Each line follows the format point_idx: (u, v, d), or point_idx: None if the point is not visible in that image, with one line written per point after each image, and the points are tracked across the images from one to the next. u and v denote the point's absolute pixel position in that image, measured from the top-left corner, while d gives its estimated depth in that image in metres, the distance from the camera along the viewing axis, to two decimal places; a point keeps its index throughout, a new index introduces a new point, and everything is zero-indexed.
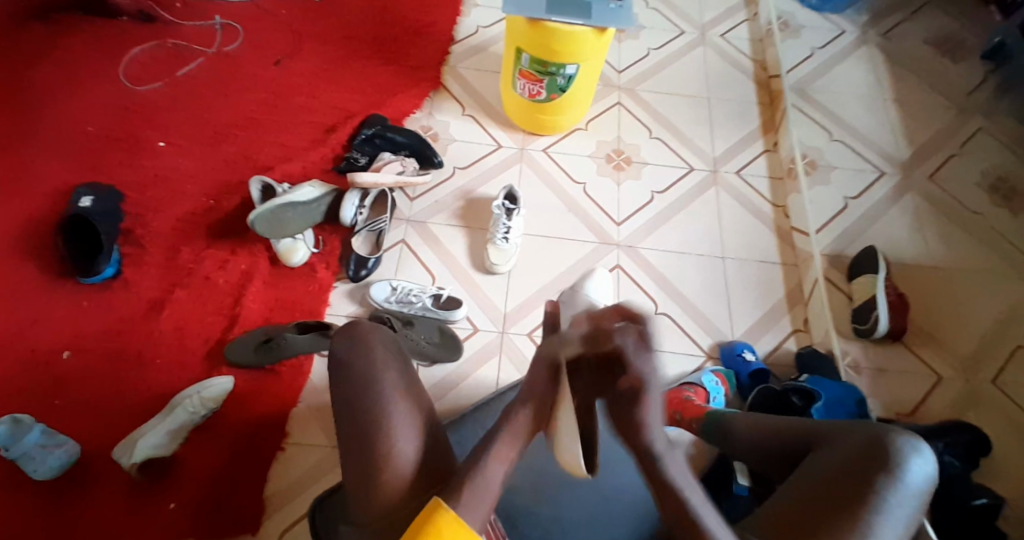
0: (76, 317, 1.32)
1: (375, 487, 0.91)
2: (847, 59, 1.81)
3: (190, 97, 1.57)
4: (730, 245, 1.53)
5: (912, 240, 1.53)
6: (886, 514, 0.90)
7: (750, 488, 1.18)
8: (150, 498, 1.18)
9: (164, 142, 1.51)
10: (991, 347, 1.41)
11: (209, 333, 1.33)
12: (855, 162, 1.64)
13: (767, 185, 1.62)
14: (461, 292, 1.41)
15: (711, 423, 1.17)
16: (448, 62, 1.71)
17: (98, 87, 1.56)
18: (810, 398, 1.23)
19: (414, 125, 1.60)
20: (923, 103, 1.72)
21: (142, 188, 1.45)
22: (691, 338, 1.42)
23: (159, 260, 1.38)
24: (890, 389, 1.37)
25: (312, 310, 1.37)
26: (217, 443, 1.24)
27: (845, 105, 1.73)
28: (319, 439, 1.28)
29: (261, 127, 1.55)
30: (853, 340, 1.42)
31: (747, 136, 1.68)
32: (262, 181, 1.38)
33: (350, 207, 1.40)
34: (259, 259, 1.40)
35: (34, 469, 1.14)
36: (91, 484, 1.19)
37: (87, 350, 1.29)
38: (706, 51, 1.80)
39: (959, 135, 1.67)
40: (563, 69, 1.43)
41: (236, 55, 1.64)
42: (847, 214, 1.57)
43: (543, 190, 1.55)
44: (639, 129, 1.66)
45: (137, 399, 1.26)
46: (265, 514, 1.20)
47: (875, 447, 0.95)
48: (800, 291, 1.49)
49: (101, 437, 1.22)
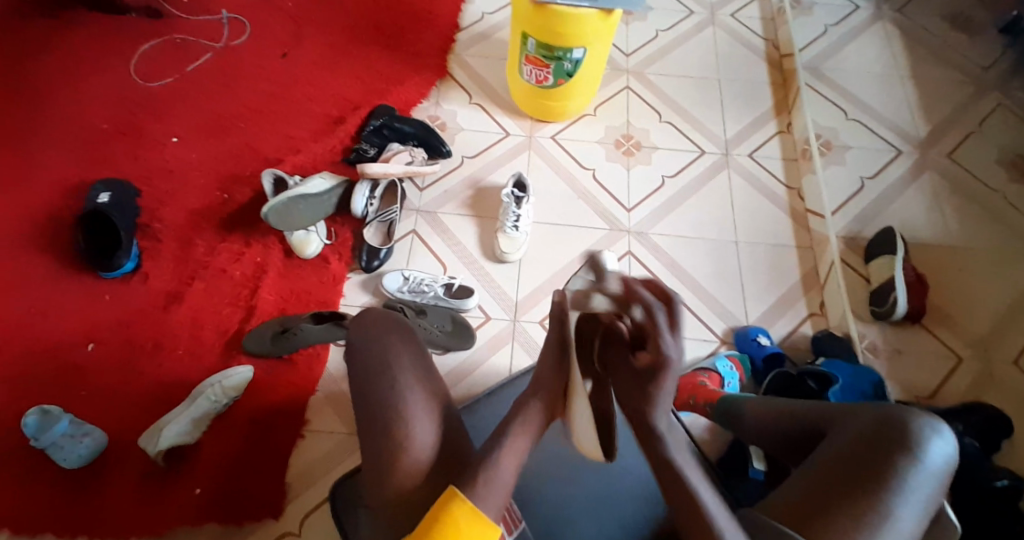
0: (96, 311, 1.35)
1: (388, 473, 0.93)
2: (860, 36, 1.77)
3: (200, 92, 1.59)
4: (743, 229, 1.52)
5: (929, 219, 1.50)
6: (906, 494, 0.91)
7: (765, 472, 1.19)
8: (173, 485, 1.22)
9: (176, 137, 1.53)
10: (1011, 326, 1.39)
11: (224, 325, 1.35)
12: (870, 141, 1.61)
13: (780, 167, 1.60)
14: (472, 281, 1.42)
15: (723, 407, 1.19)
16: (454, 51, 1.71)
17: (110, 84, 1.59)
18: (826, 381, 1.22)
19: (420, 114, 1.61)
20: (939, 80, 1.68)
21: (156, 183, 1.48)
22: (703, 323, 1.42)
23: (175, 254, 1.41)
24: (907, 371, 1.36)
25: (325, 301, 1.39)
26: (236, 431, 1.27)
27: (859, 83, 1.69)
28: (338, 427, 1.31)
29: (270, 121, 1.56)
30: (870, 323, 1.40)
31: (759, 118, 1.66)
32: (273, 174, 1.40)
33: (360, 198, 1.42)
34: (272, 251, 1.42)
35: (62, 457, 1.19)
36: (116, 472, 1.22)
37: (107, 343, 1.32)
38: (716, 31, 1.78)
39: (978, 110, 1.61)
40: (570, 54, 1.42)
41: (243, 49, 1.65)
42: (862, 195, 1.55)
43: (554, 178, 1.55)
44: (648, 113, 1.65)
45: (157, 389, 1.29)
46: (286, 501, 1.24)
47: (894, 428, 0.95)
48: (816, 274, 1.48)
49: (124, 427, 1.26)
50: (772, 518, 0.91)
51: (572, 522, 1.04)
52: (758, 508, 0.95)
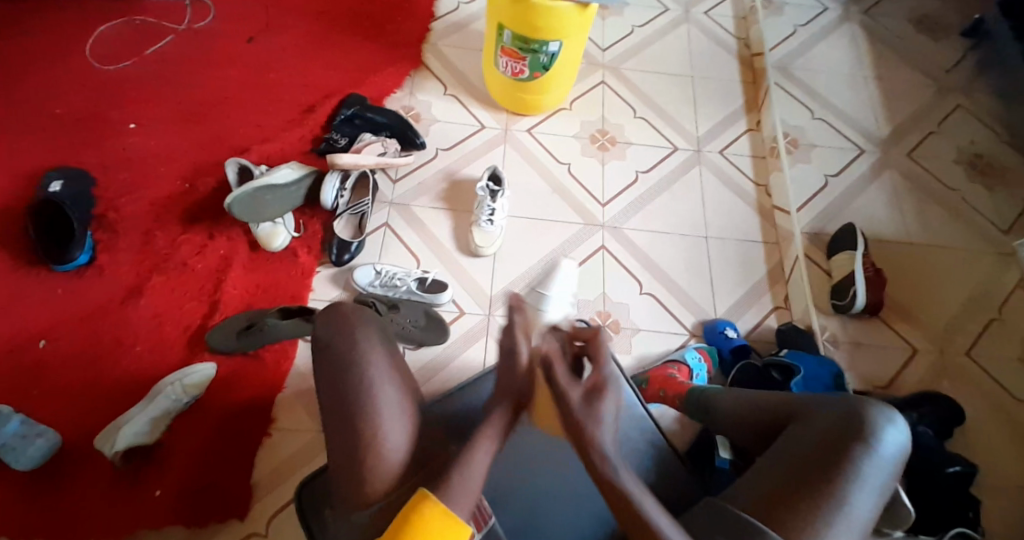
0: (48, 305, 1.28)
1: (365, 473, 0.90)
2: (829, 37, 1.80)
3: (161, 75, 1.52)
4: (713, 225, 1.54)
5: (890, 216, 1.55)
6: (860, 482, 0.93)
7: (731, 460, 1.21)
8: (133, 485, 1.17)
9: (134, 123, 1.46)
10: (965, 320, 1.45)
11: (188, 320, 1.30)
12: (835, 140, 1.65)
13: (750, 164, 1.62)
14: (446, 275, 1.40)
15: (691, 399, 1.21)
16: (428, 40, 1.67)
17: (63, 64, 1.50)
18: (789, 373, 1.25)
19: (394, 104, 1.57)
20: (903, 81, 1.73)
21: (113, 171, 1.40)
22: (675, 317, 1.43)
23: (134, 245, 1.35)
24: (866, 362, 1.40)
25: (295, 295, 1.35)
26: (200, 428, 1.22)
27: (827, 83, 1.73)
28: (306, 424, 1.28)
29: (235, 108, 1.50)
30: (832, 316, 1.44)
31: (730, 115, 1.68)
32: (238, 162, 1.34)
33: (331, 189, 1.37)
34: (238, 244, 1.37)
35: (13, 458, 1.12)
36: (71, 473, 1.16)
37: (61, 339, 1.26)
38: (690, 29, 1.79)
39: (938, 112, 1.68)
40: (546, 47, 1.40)
41: (207, 32, 1.58)
42: (827, 192, 1.58)
43: (526, 170, 1.53)
44: (622, 108, 1.65)
45: (116, 387, 1.23)
46: (252, 500, 1.20)
47: (851, 419, 0.98)
48: (782, 268, 1.51)
49: (79, 426, 1.19)
50: (733, 507, 0.94)
51: (551, 521, 1.03)
52: (721, 497, 0.97)
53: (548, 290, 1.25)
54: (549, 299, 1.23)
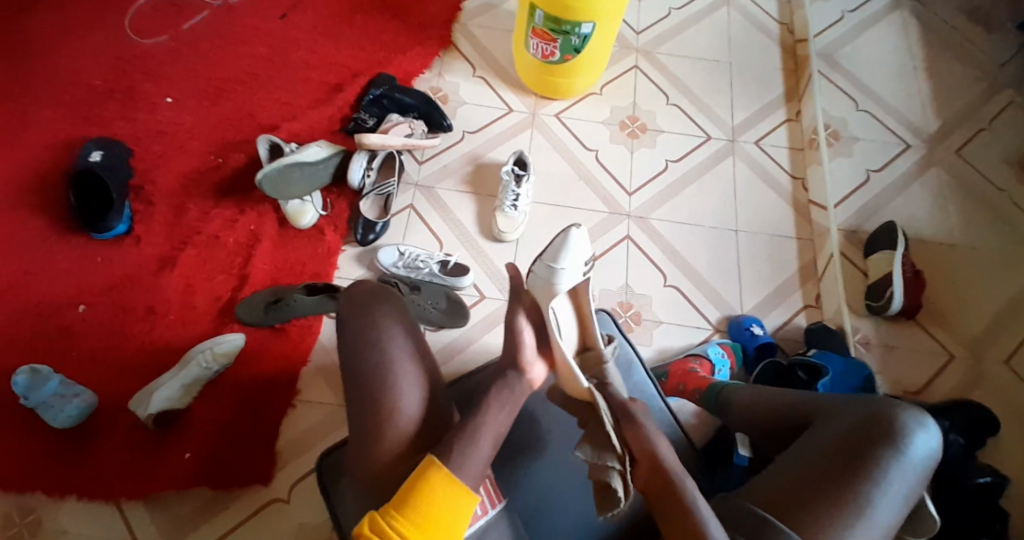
0: (88, 271, 1.34)
1: (373, 456, 0.93)
2: (877, 24, 1.72)
3: (197, 50, 1.55)
4: (743, 218, 1.50)
5: (931, 216, 1.48)
6: (886, 486, 0.91)
7: (749, 458, 1.15)
8: (162, 449, 1.22)
9: (171, 98, 1.50)
10: (1005, 327, 1.37)
11: (217, 292, 1.34)
12: (877, 134, 1.58)
13: (786, 156, 1.58)
14: (468, 258, 1.41)
15: (711, 395, 1.18)
16: (459, 20, 1.66)
17: (104, 38, 1.55)
18: (816, 373, 1.21)
19: (422, 85, 1.58)
20: (954, 74, 1.64)
21: (150, 144, 1.45)
22: (698, 311, 1.41)
23: (168, 217, 1.39)
24: (898, 366, 1.36)
25: (319, 273, 1.37)
26: (227, 397, 1.26)
27: (871, 73, 1.66)
28: (327, 397, 1.31)
29: (267, 85, 1.52)
30: (864, 317, 1.40)
31: (768, 103, 1.63)
32: (269, 140, 1.37)
33: (357, 168, 1.40)
34: (266, 219, 1.40)
35: (52, 417, 1.19)
36: (105, 434, 1.23)
37: (99, 305, 1.31)
38: (730, 12, 1.73)
39: (988, 108, 1.59)
40: (578, 28, 1.37)
41: (243, 9, 1.61)
42: (868, 186, 1.53)
43: (553, 157, 1.52)
44: (655, 95, 1.61)
45: (148, 355, 1.28)
46: (275, 468, 1.25)
47: (880, 421, 0.95)
48: (814, 267, 1.47)
49: (114, 389, 1.25)
50: (752, 504, 0.92)
51: (547, 514, 1.04)
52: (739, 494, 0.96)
53: (560, 264, 1.00)
54: (562, 272, 0.99)
